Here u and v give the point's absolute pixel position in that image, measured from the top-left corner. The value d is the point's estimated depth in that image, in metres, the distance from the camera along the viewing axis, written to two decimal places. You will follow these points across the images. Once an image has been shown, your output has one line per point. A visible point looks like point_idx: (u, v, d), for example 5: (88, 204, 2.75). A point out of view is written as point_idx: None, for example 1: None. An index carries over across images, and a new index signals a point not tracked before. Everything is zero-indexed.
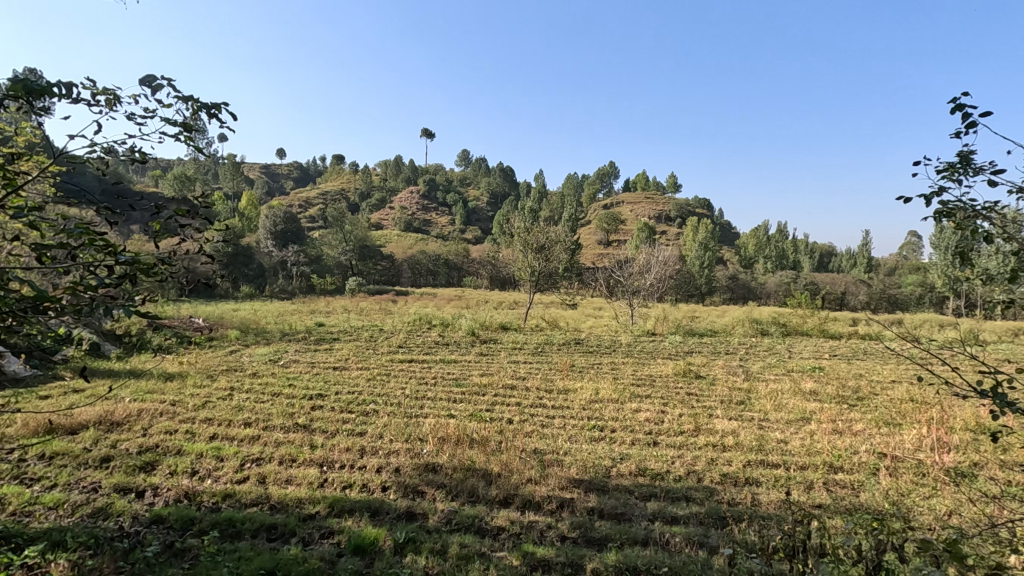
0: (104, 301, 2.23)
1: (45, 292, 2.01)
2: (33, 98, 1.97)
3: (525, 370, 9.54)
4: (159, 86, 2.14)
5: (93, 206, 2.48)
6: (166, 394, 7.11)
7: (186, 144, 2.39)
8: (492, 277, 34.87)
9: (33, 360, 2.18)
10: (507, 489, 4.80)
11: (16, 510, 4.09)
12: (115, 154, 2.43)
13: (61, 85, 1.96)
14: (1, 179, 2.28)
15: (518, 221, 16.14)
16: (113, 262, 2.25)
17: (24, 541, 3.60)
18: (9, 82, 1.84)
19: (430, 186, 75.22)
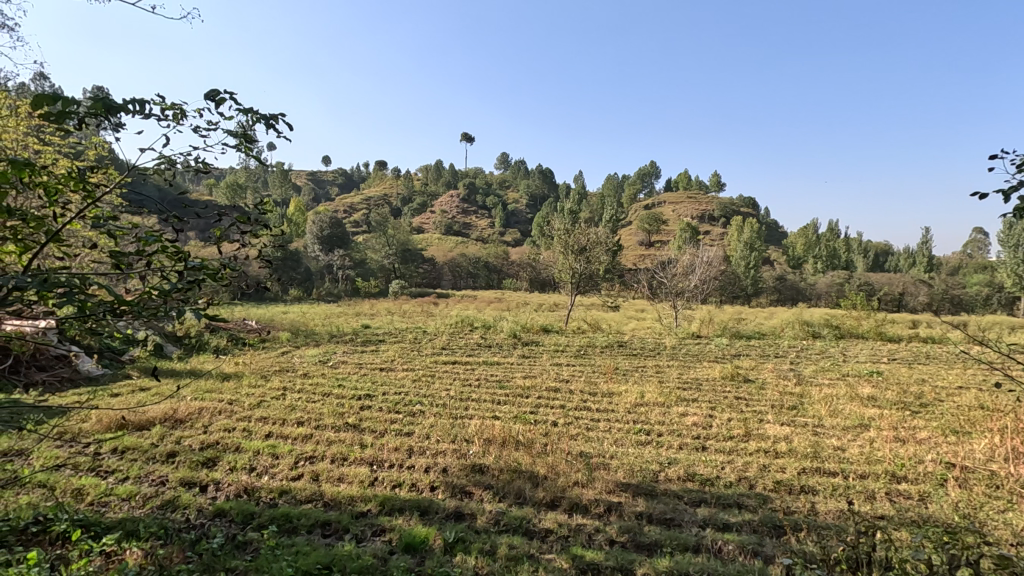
0: (174, 306, 2.36)
1: (124, 296, 2.15)
2: (109, 116, 2.11)
3: (567, 372, 9.48)
4: (222, 100, 2.25)
5: (160, 215, 2.61)
6: (225, 393, 7.45)
7: (244, 154, 2.51)
8: (532, 278, 34.83)
9: (107, 361, 2.32)
10: (553, 492, 4.78)
11: (94, 500, 4.36)
12: (179, 166, 2.57)
13: (135, 101, 2.10)
14: (81, 192, 2.41)
15: (559, 222, 16.08)
16: (184, 269, 2.38)
17: (101, 530, 3.85)
18: (89, 100, 1.98)
19: (471, 189, 75.98)
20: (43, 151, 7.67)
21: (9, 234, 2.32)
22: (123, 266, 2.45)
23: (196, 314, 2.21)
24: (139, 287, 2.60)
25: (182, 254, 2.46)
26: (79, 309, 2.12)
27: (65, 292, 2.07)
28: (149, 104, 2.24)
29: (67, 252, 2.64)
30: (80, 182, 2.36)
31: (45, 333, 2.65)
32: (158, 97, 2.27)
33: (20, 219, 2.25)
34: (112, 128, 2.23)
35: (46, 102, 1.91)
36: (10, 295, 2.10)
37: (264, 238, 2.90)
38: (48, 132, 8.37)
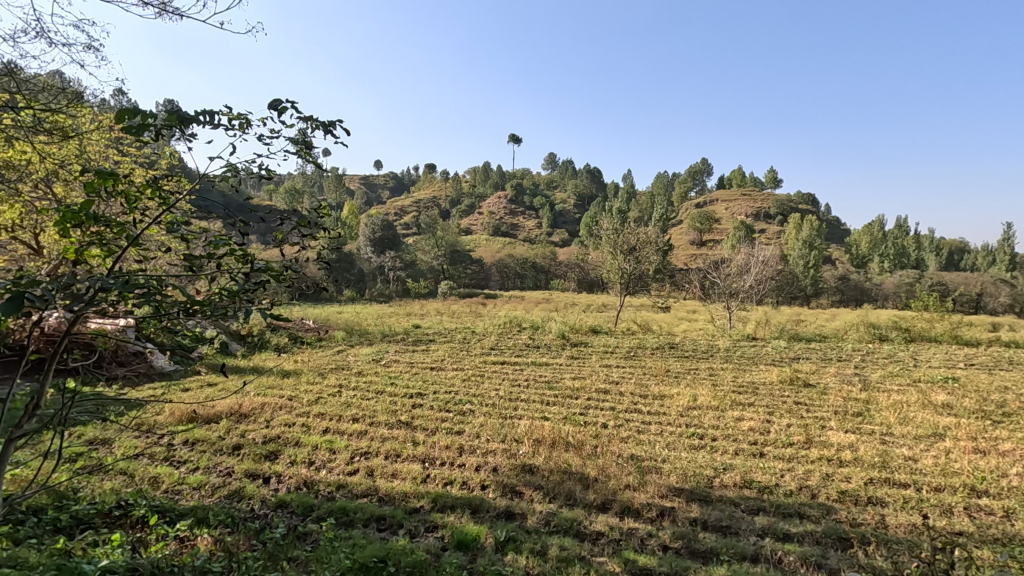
0: (240, 305, 2.49)
1: (194, 297, 2.28)
2: (182, 127, 2.25)
3: (617, 374, 9.36)
4: (284, 108, 2.35)
5: (227, 221, 2.75)
6: (284, 390, 7.77)
7: (303, 160, 2.61)
8: (579, 279, 34.49)
9: (180, 357, 2.48)
10: (604, 494, 4.73)
11: (169, 488, 4.66)
12: (243, 173, 2.69)
13: (205, 113, 2.22)
14: (158, 199, 2.58)
15: (607, 222, 15.89)
16: (250, 271, 2.51)
17: (175, 516, 4.10)
18: (165, 114, 2.11)
19: (519, 190, 76.20)
20: (123, 162, 8.26)
21: (94, 238, 2.51)
22: (195, 268, 2.61)
23: (263, 315, 2.33)
24: (209, 287, 2.76)
25: (248, 257, 2.60)
26: (157, 308, 2.29)
27: (144, 293, 2.22)
28: (219, 115, 2.34)
29: (143, 254, 2.81)
30: (156, 190, 2.52)
31: (124, 331, 2.85)
32: (226, 108, 2.37)
33: (105, 225, 2.44)
34: (184, 140, 2.37)
35: (127, 117, 2.06)
36: (97, 295, 2.28)
37: (323, 241, 3.02)
38: (127, 144, 9.00)
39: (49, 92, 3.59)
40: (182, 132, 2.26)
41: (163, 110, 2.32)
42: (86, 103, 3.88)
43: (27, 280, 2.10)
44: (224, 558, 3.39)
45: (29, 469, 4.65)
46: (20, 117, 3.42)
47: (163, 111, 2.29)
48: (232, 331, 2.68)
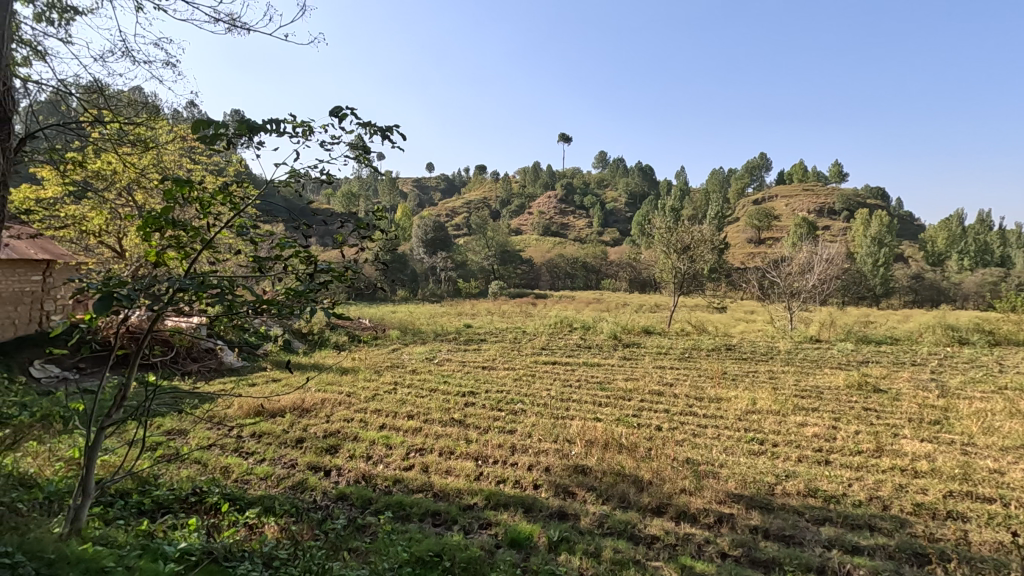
0: (304, 304, 2.63)
1: (262, 297, 2.42)
2: (251, 136, 2.39)
3: (672, 376, 9.14)
4: (344, 116, 2.46)
5: (290, 225, 2.89)
6: (343, 387, 8.05)
7: (362, 165, 2.71)
8: (631, 279, 33.89)
9: (248, 353, 2.64)
10: (659, 498, 4.63)
11: (238, 477, 4.92)
12: (305, 178, 2.83)
13: (272, 121, 2.36)
14: (229, 204, 2.76)
15: (660, 220, 15.53)
16: (314, 271, 2.65)
17: (245, 504, 4.33)
18: (236, 124, 2.27)
19: (569, 189, 75.72)
20: (195, 170, 8.78)
21: (173, 242, 2.72)
22: (262, 269, 2.77)
23: (326, 313, 2.45)
24: (275, 287, 2.92)
25: (310, 258, 2.74)
26: (229, 307, 2.44)
27: (217, 293, 2.38)
28: (284, 123, 2.46)
29: (216, 256, 3.01)
30: (227, 196, 2.70)
31: (198, 327, 3.06)
32: (290, 116, 2.49)
33: (181, 229, 2.64)
34: (253, 148, 2.52)
35: (202, 127, 2.22)
36: (176, 294, 2.46)
37: (380, 243, 3.13)
38: (199, 153, 9.56)
39: (131, 106, 3.87)
40: (250, 139, 2.40)
41: (233, 119, 2.47)
42: (164, 115, 4.15)
43: (115, 280, 2.30)
44: (290, 545, 3.55)
45: (117, 455, 5.04)
46: (108, 131, 3.71)
47: (234, 120, 2.44)
48: (296, 330, 2.82)
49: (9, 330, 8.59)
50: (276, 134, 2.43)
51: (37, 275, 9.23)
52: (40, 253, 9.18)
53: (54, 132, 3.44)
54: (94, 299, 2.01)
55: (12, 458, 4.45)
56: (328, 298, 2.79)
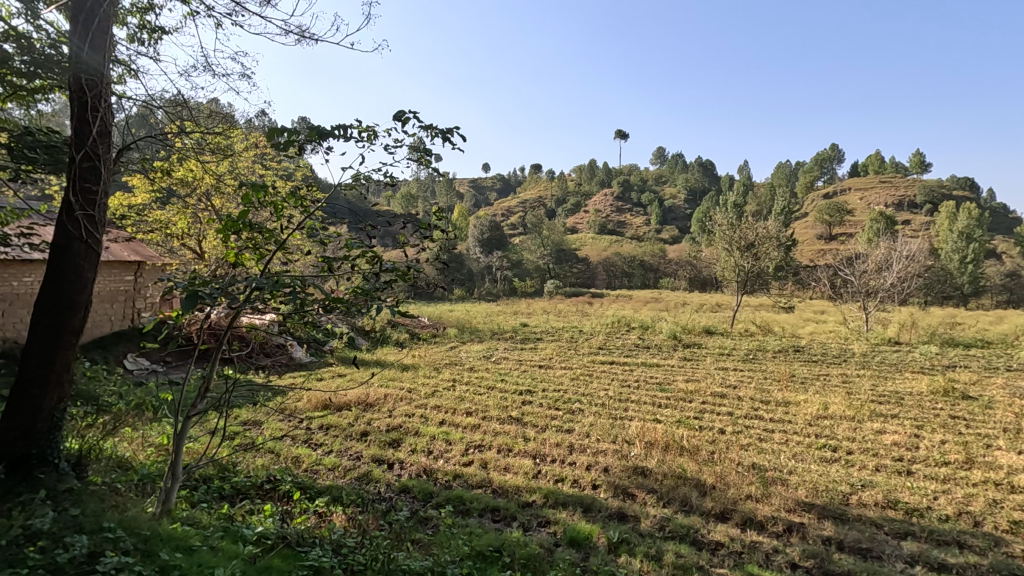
0: (370, 303, 2.73)
1: (332, 295, 2.54)
2: (320, 142, 2.53)
3: (735, 377, 8.82)
4: (406, 119, 2.55)
5: (354, 226, 3.00)
6: (404, 383, 8.28)
7: (423, 167, 2.78)
8: (691, 277, 32.84)
9: (317, 348, 2.78)
10: (724, 503, 4.48)
11: (308, 467, 5.16)
12: (368, 180, 2.94)
13: (339, 126, 2.50)
14: (299, 207, 2.89)
15: (722, 216, 14.97)
16: (380, 270, 2.75)
17: (315, 492, 4.54)
18: (307, 130, 2.42)
19: (627, 187, 74.43)
20: (266, 175, 9.25)
21: (249, 244, 2.89)
22: (331, 268, 2.90)
23: (392, 311, 2.54)
24: (343, 286, 3.05)
25: (376, 257, 2.84)
26: (301, 305, 2.58)
27: (290, 291, 2.52)
28: (349, 128, 2.58)
29: (287, 256, 3.16)
30: (297, 199, 2.84)
31: (271, 324, 3.22)
32: (355, 121, 2.60)
33: (257, 231, 2.80)
34: (321, 153, 2.66)
35: (278, 134, 2.40)
36: (253, 293, 2.62)
37: (440, 242, 3.20)
38: (270, 159, 10.07)
39: (209, 116, 4.10)
40: (318, 144, 2.53)
41: (303, 127, 2.61)
42: (239, 125, 4.39)
43: (198, 280, 2.47)
44: (357, 534, 3.68)
45: (200, 442, 5.40)
46: (190, 141, 3.96)
47: (304, 127, 2.58)
48: (361, 326, 2.93)
49: (106, 325, 9.38)
50: (342, 138, 2.55)
51: (129, 276, 10.02)
52: (131, 255, 9.96)
53: (145, 142, 3.71)
54: (182, 297, 2.17)
55: (111, 442, 4.86)
56: (393, 295, 2.88)
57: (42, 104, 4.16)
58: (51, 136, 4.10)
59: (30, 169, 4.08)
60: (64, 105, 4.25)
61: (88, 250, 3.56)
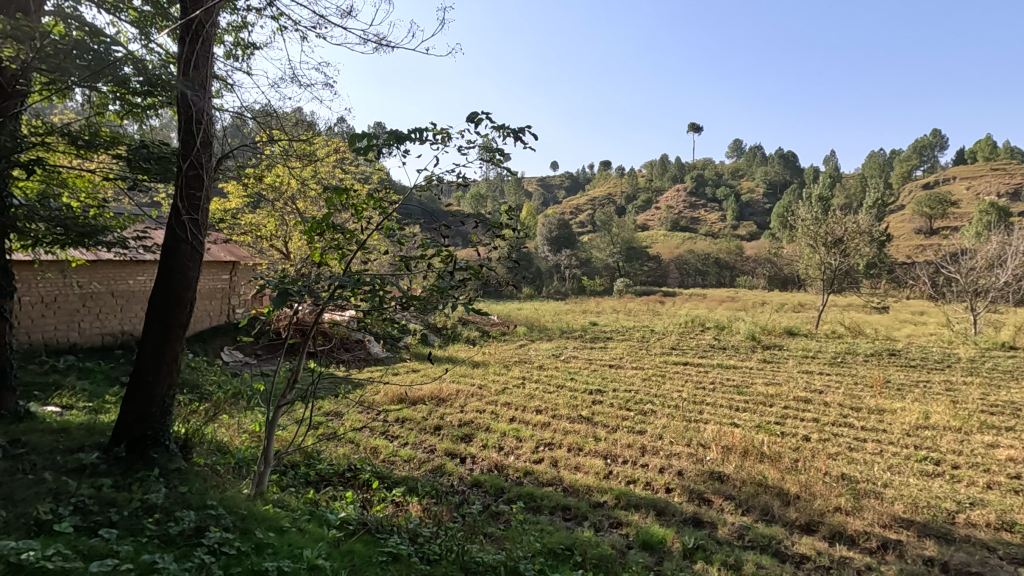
0: (444, 300, 2.83)
1: (410, 292, 2.66)
2: (398, 146, 2.64)
3: (821, 382, 8.28)
4: (479, 120, 2.60)
5: (428, 227, 3.11)
6: (475, 379, 8.43)
7: (495, 168, 2.82)
8: (771, 275, 31.12)
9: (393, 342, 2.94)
10: (810, 514, 4.22)
11: (385, 458, 5.38)
12: (441, 182, 3.02)
13: (416, 130, 2.60)
14: (378, 209, 3.01)
15: (806, 210, 14.07)
16: (455, 268, 2.84)
17: (392, 482, 4.72)
18: (386, 135, 2.54)
19: (701, 181, 71.75)
20: (345, 178, 9.70)
21: (333, 245, 3.06)
22: (407, 267, 3.01)
23: (465, 308, 2.61)
24: (419, 284, 3.15)
25: (450, 256, 2.92)
26: (380, 302, 2.72)
27: (371, 289, 2.67)
28: (425, 131, 2.68)
29: (366, 256, 3.31)
30: (376, 201, 2.97)
31: (352, 321, 3.39)
32: (430, 125, 2.69)
33: (340, 231, 2.96)
34: (398, 157, 2.77)
35: (361, 140, 2.54)
36: (336, 290, 2.77)
37: (511, 240, 3.24)
38: (349, 163, 10.57)
39: (295, 124, 4.38)
40: (396, 148, 2.65)
41: (382, 132, 2.73)
42: (322, 132, 4.65)
43: (287, 279, 2.64)
44: (432, 524, 3.79)
45: (288, 430, 5.77)
46: (278, 148, 4.24)
47: (383, 133, 2.70)
48: (433, 323, 3.03)
49: (205, 320, 10.22)
50: (418, 142, 2.64)
51: (225, 275, 10.80)
52: (227, 255, 10.74)
53: (240, 150, 4.01)
54: (273, 295, 2.34)
55: (212, 427, 5.29)
56: (466, 294, 2.96)
57: (153, 119, 4.62)
58: (161, 148, 4.53)
59: (144, 178, 4.51)
60: (171, 119, 4.67)
61: (193, 250, 3.90)
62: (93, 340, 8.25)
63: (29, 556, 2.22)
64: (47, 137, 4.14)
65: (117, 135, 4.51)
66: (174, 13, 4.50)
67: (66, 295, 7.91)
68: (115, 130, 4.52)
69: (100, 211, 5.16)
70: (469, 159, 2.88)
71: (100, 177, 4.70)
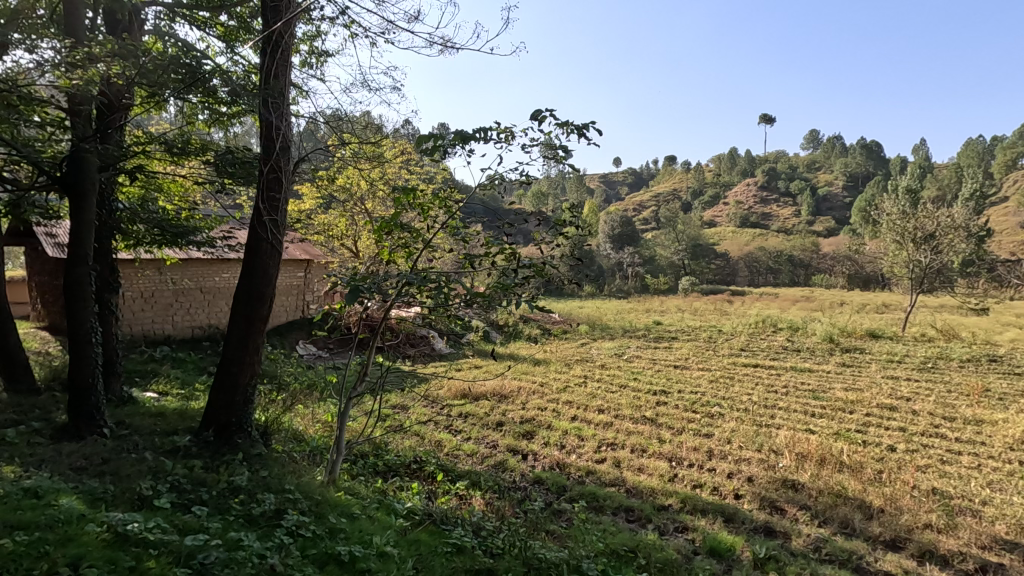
0: (507, 298, 2.86)
1: (475, 288, 2.71)
2: (463, 146, 2.68)
3: (909, 388, 7.68)
4: (543, 117, 2.60)
5: (492, 225, 3.14)
6: (536, 377, 8.45)
7: (558, 166, 2.81)
8: (850, 274, 29.19)
9: (459, 335, 3.00)
10: (895, 530, 3.94)
11: (449, 451, 5.50)
12: (506, 181, 3.04)
13: (481, 130, 2.64)
14: (444, 209, 3.07)
15: (891, 203, 13.07)
16: (519, 266, 2.87)
17: (456, 475, 4.83)
18: (453, 135, 2.59)
19: (773, 175, 68.36)
20: (411, 178, 9.95)
21: (401, 244, 3.17)
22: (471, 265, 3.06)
23: (529, 305, 2.61)
24: (483, 281, 3.19)
25: (514, 254, 2.94)
26: (446, 299, 2.79)
27: (437, 285, 2.74)
28: (489, 131, 2.71)
29: (434, 254, 3.39)
30: (442, 200, 3.04)
31: (417, 318, 3.48)
32: (494, 124, 2.72)
33: (407, 230, 3.05)
34: (465, 156, 2.82)
35: (429, 141, 2.61)
36: (403, 288, 2.85)
37: (575, 237, 3.21)
38: (414, 164, 10.85)
39: (365, 127, 4.54)
40: (461, 147, 2.69)
41: (447, 133, 2.79)
42: (389, 134, 4.79)
43: (357, 277, 2.75)
44: (494, 519, 3.84)
45: (358, 422, 6.02)
46: (349, 151, 4.41)
47: (449, 134, 2.76)
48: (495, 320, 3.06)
49: (282, 315, 10.83)
50: (482, 141, 2.68)
51: (300, 272, 11.38)
52: (302, 254, 11.33)
53: (313, 154, 4.20)
54: (345, 292, 2.44)
55: (289, 416, 5.61)
56: (530, 291, 2.96)
57: (237, 126, 4.94)
58: (245, 154, 4.84)
59: (230, 181, 4.83)
60: (253, 127, 4.97)
61: (272, 249, 4.13)
62: (184, 333, 8.94)
63: (133, 528, 2.45)
64: (147, 146, 4.53)
65: (206, 142, 4.85)
66: (257, 27, 4.78)
67: (161, 291, 8.61)
68: (205, 138, 4.86)
69: (191, 212, 5.59)
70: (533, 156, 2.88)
71: (191, 182, 5.09)
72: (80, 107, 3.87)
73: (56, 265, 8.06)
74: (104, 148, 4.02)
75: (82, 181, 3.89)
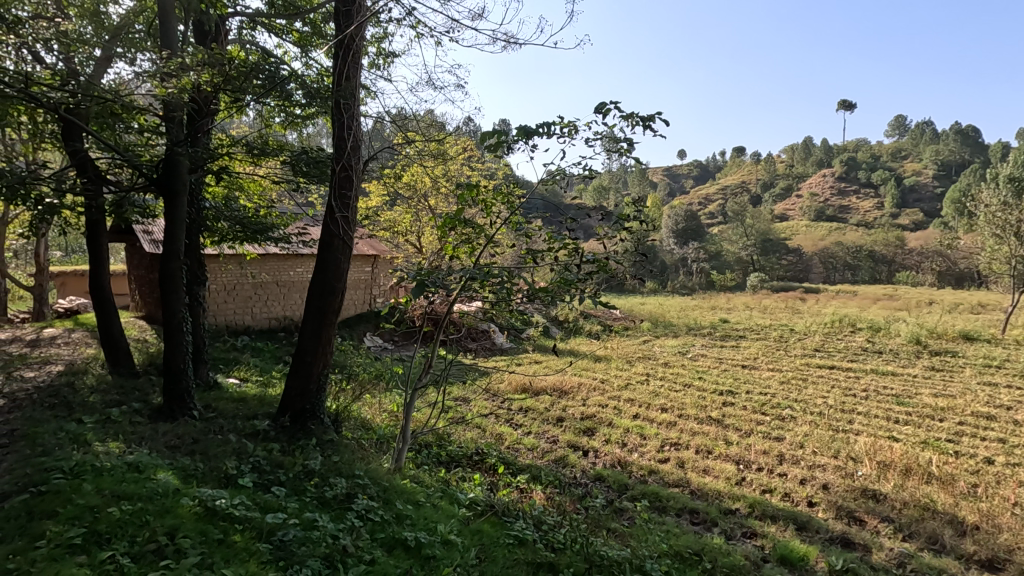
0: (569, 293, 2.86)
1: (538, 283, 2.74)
2: (526, 141, 2.71)
3: (1011, 396, 7.01)
4: (607, 110, 2.58)
5: (555, 220, 3.14)
6: (597, 374, 8.37)
7: (622, 159, 2.77)
8: (941, 270, 26.94)
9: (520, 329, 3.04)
10: (992, 549, 3.63)
11: (510, 445, 5.56)
12: (569, 176, 3.04)
13: (544, 125, 2.66)
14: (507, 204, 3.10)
15: (991, 193, 11.93)
16: (581, 261, 2.87)
17: (517, 469, 4.88)
18: (516, 131, 2.63)
19: (854, 165, 64.04)
20: (473, 175, 10.07)
21: (465, 240, 3.23)
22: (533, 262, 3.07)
23: (592, 301, 2.60)
24: (545, 276, 3.20)
25: (577, 249, 2.93)
26: (508, 294, 2.83)
27: (499, 280, 2.79)
28: (552, 125, 2.73)
29: (497, 249, 3.44)
30: (505, 196, 3.08)
31: (479, 313, 3.53)
32: (558, 118, 2.74)
33: (471, 226, 3.10)
34: (528, 151, 2.84)
35: (493, 138, 2.66)
36: (467, 283, 2.91)
37: (637, 233, 3.16)
38: (476, 161, 10.99)
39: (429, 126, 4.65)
40: (524, 143, 2.74)
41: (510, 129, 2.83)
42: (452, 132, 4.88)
43: (422, 272, 2.83)
44: (555, 514, 3.85)
45: (422, 413, 6.20)
46: (415, 149, 4.52)
47: (512, 129, 2.79)
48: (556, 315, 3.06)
49: (351, 309, 11.29)
50: (546, 136, 2.70)
51: (367, 267, 11.80)
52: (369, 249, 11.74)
53: (382, 153, 4.35)
54: (412, 286, 2.52)
55: (358, 405, 5.86)
56: (593, 286, 2.95)
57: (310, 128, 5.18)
58: (318, 154, 5.07)
59: (304, 180, 5.08)
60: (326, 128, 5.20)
61: (344, 245, 4.32)
62: (262, 324, 9.50)
63: (221, 504, 2.64)
64: (231, 149, 4.85)
65: (283, 144, 5.12)
66: (330, 33, 4.99)
67: (242, 284, 9.19)
68: (281, 140, 5.13)
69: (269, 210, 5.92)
70: (596, 150, 2.86)
71: (270, 182, 5.39)
72: (174, 114, 4.20)
73: (152, 260, 8.77)
74: (194, 151, 4.34)
75: (174, 183, 4.22)
